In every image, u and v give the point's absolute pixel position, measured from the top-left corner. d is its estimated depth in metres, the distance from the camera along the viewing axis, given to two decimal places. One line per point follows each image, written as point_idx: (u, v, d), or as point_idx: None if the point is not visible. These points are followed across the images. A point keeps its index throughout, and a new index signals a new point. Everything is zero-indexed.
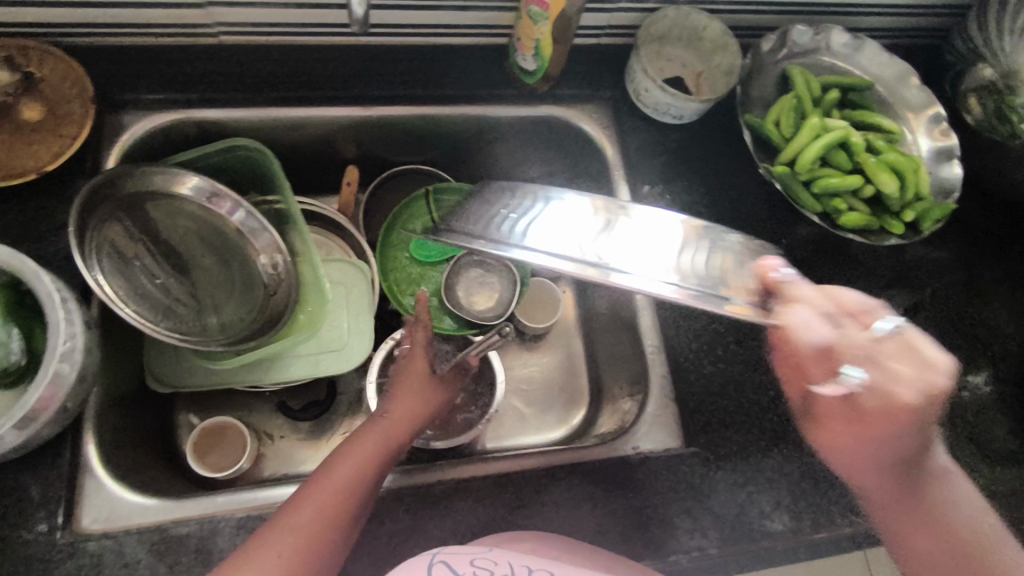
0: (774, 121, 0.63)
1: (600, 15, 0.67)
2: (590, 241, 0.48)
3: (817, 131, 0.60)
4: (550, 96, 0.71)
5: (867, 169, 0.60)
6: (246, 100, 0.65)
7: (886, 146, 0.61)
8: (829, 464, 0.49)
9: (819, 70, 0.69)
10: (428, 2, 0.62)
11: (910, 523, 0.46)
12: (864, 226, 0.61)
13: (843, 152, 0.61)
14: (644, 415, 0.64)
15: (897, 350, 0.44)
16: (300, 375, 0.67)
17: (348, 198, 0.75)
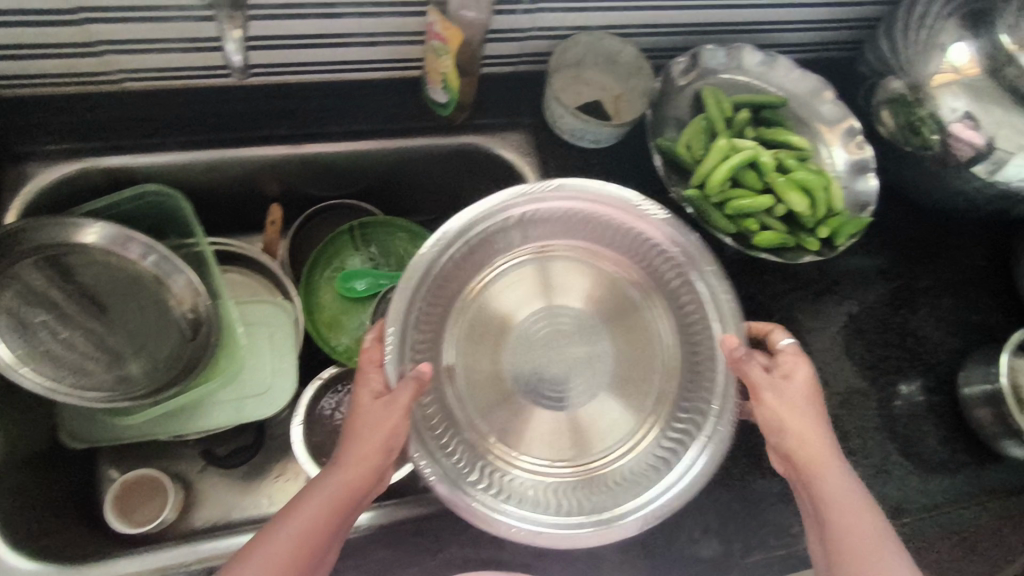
0: (685, 144, 0.63)
1: (511, 44, 0.67)
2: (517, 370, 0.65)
3: (725, 153, 0.60)
4: (468, 126, 0.70)
5: (777, 189, 0.60)
6: (159, 144, 0.65)
7: (798, 163, 0.61)
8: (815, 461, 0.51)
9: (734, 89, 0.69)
10: (331, 41, 0.61)
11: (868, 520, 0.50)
12: (779, 244, 0.62)
13: (753, 173, 0.61)
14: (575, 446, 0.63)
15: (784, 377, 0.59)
16: (223, 422, 0.66)
17: (272, 238, 0.74)
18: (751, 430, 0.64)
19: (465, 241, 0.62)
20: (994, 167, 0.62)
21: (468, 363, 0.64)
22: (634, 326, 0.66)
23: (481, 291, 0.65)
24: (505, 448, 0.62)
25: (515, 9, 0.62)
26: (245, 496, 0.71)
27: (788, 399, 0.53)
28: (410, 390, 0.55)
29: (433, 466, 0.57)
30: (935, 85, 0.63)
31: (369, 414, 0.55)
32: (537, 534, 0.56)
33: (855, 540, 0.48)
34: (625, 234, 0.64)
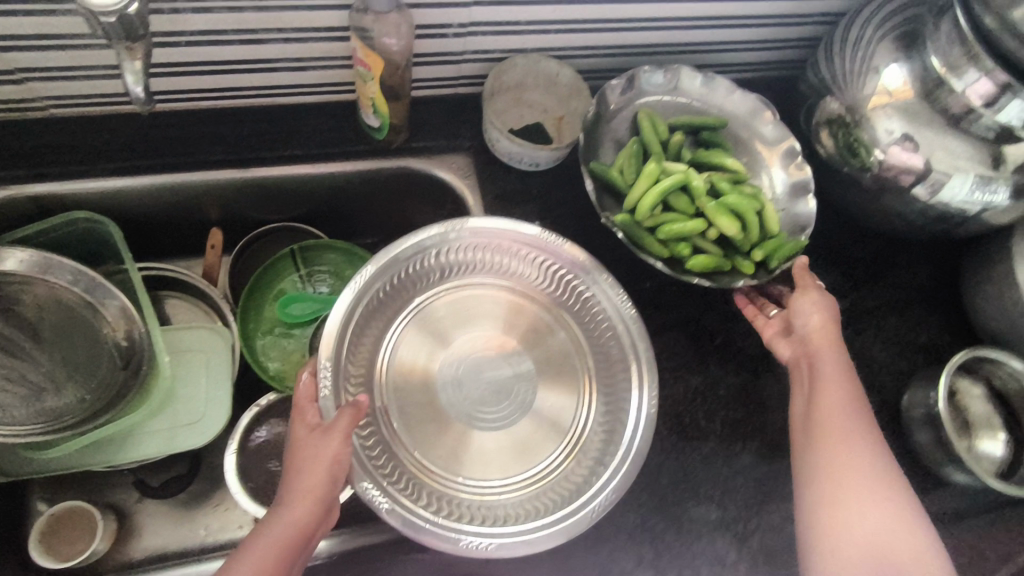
0: (618, 167, 0.63)
1: (447, 66, 0.67)
2: (452, 395, 0.65)
3: (655, 178, 0.60)
4: (406, 148, 0.69)
5: (708, 214, 0.60)
6: (89, 170, 0.63)
7: (729, 186, 0.61)
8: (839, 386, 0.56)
9: (675, 110, 0.69)
10: (261, 66, 0.62)
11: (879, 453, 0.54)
12: (714, 268, 0.61)
13: (684, 197, 0.61)
14: (516, 474, 0.63)
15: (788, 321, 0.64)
16: (153, 454, 0.64)
17: (212, 262, 0.73)
18: (687, 456, 0.64)
19: (393, 274, 0.63)
20: (933, 188, 0.61)
21: (401, 395, 0.64)
22: (552, 348, 0.68)
23: (410, 326, 0.66)
24: (444, 475, 0.62)
25: (445, 33, 0.62)
26: (180, 526, 0.70)
27: (816, 314, 0.60)
28: (348, 419, 0.55)
29: (378, 490, 0.57)
30: (872, 108, 0.62)
31: (309, 447, 0.54)
32: (487, 544, 0.57)
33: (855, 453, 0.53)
34: (533, 264, 0.67)
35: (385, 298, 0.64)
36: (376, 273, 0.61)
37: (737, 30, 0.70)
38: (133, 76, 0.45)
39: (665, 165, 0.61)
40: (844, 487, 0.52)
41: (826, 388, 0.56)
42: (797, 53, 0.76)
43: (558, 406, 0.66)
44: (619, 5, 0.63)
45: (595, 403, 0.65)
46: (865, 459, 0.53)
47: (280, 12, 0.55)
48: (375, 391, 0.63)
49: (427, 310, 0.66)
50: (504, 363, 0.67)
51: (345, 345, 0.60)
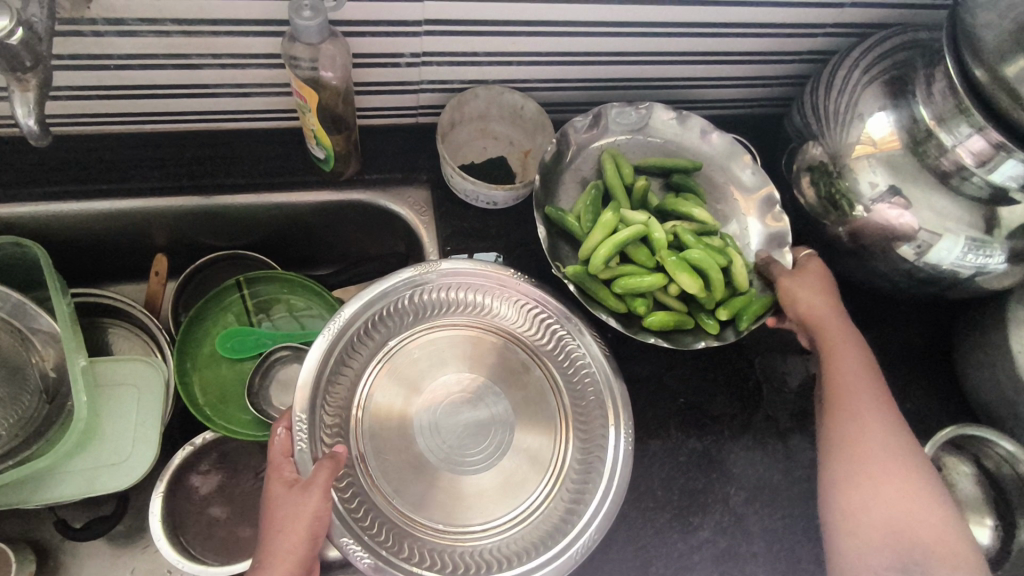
0: (575, 214, 0.58)
1: (402, 96, 0.63)
2: (432, 439, 0.59)
3: (612, 227, 0.56)
4: (358, 180, 0.65)
5: (668, 268, 0.55)
6: (15, 194, 0.60)
7: (694, 239, 0.57)
8: (845, 371, 0.55)
9: (647, 149, 0.64)
10: (200, 90, 0.58)
11: (890, 436, 0.53)
12: (675, 327, 0.56)
13: (643, 249, 0.57)
14: (493, 521, 0.58)
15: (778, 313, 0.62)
16: (71, 494, 0.60)
17: (157, 289, 0.70)
18: (644, 526, 0.58)
19: (368, 311, 0.58)
20: (920, 249, 0.56)
21: (376, 441, 0.59)
22: (529, 387, 0.62)
23: (381, 370, 0.61)
24: (425, 522, 0.57)
25: (396, 63, 0.58)
26: (109, 568, 0.66)
27: (809, 295, 0.58)
28: (326, 472, 0.51)
29: (359, 544, 0.53)
30: (855, 158, 0.57)
31: (287, 504, 0.50)
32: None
33: (868, 439, 0.53)
34: (509, 304, 0.62)
35: (361, 339, 0.59)
36: (352, 315, 0.57)
37: (715, 68, 0.65)
38: (23, 108, 0.41)
39: (624, 214, 0.57)
40: (866, 469, 0.52)
41: (839, 369, 0.56)
42: (784, 91, 0.71)
43: (531, 451, 0.60)
44: (585, 39, 0.59)
45: (572, 442, 0.60)
46: (876, 433, 0.53)
47: (213, 37, 0.52)
48: (352, 437, 0.58)
49: (404, 351, 0.62)
50: (479, 402, 0.61)
51: (317, 392, 0.55)
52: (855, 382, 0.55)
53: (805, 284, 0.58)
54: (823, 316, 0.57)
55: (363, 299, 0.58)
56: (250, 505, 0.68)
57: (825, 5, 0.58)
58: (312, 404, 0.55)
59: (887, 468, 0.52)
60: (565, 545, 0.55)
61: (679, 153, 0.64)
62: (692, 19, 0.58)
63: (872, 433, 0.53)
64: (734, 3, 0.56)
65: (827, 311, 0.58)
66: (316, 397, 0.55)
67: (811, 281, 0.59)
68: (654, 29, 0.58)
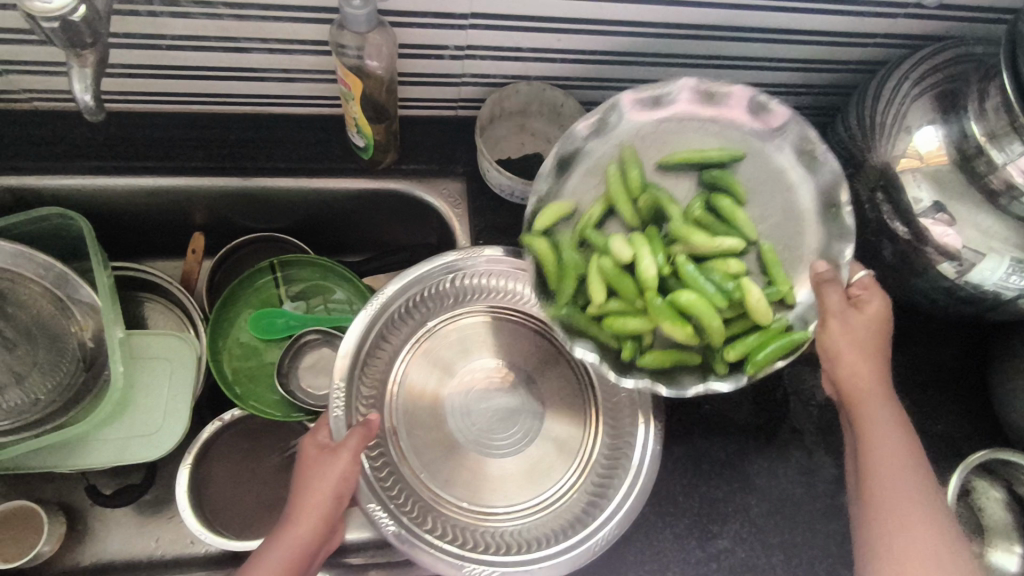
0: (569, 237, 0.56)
1: (445, 88, 0.63)
2: (460, 422, 0.60)
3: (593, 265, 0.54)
4: (395, 170, 0.66)
5: (653, 313, 0.53)
6: (63, 167, 0.61)
7: (692, 276, 0.53)
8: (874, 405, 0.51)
9: (676, 137, 0.57)
10: (247, 74, 0.59)
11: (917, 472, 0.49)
12: (671, 367, 0.54)
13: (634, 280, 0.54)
14: (518, 505, 0.58)
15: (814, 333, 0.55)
16: (102, 461, 0.62)
17: (193, 267, 0.72)
18: (662, 530, 0.58)
19: (410, 291, 0.59)
20: (962, 268, 0.54)
21: (409, 416, 0.60)
22: (561, 378, 0.63)
23: (418, 351, 0.61)
24: (448, 500, 0.58)
25: (440, 55, 0.58)
26: (133, 536, 0.68)
27: (855, 341, 0.51)
28: (357, 439, 0.52)
29: (384, 511, 0.54)
30: (900, 170, 0.55)
31: (317, 464, 0.52)
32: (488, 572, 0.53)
33: (897, 476, 0.49)
34: None
35: (401, 318, 0.60)
36: (395, 293, 0.58)
37: (761, 73, 0.64)
38: (80, 83, 0.42)
39: (609, 243, 0.54)
40: (894, 538, 0.48)
41: (871, 433, 0.51)
42: (829, 101, 0.69)
43: (557, 444, 0.61)
44: (630, 38, 0.58)
45: (597, 440, 0.60)
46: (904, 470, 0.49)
47: (263, 22, 0.53)
48: (385, 410, 0.59)
49: (443, 332, 0.62)
50: (512, 388, 0.62)
51: (353, 368, 0.56)
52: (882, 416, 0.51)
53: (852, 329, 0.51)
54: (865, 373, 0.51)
55: (405, 278, 0.59)
56: (276, 481, 0.69)
57: (877, 13, 0.57)
58: (347, 378, 0.56)
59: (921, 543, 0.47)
60: (587, 532, 0.55)
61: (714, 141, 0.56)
62: (740, 22, 0.57)
63: (902, 471, 0.49)
64: (783, 8, 0.56)
65: (868, 364, 0.51)
66: (350, 373, 0.56)
67: (863, 325, 0.52)
68: (702, 30, 0.58)
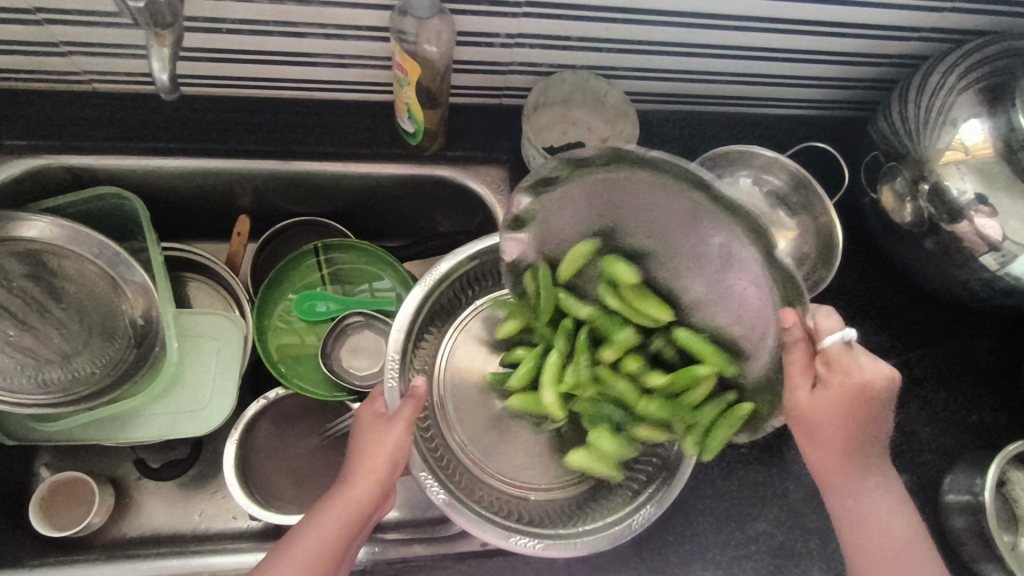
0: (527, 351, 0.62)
1: (493, 76, 0.64)
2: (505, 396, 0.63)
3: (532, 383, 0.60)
4: (440, 156, 0.67)
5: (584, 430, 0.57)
6: (121, 147, 0.63)
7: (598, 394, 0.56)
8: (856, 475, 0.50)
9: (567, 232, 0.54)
10: (301, 59, 0.60)
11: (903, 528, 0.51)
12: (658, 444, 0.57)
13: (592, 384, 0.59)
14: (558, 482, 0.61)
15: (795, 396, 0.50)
16: (154, 435, 0.64)
17: (239, 249, 0.73)
18: (699, 512, 0.60)
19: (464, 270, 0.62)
20: (1004, 259, 0.55)
21: (456, 389, 0.63)
22: None
23: (468, 327, 0.65)
24: (492, 474, 0.60)
25: (490, 43, 0.60)
26: (178, 509, 0.70)
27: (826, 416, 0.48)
28: (410, 408, 0.55)
29: (435, 479, 0.56)
30: (944, 163, 0.56)
31: (373, 432, 0.55)
32: (535, 543, 0.55)
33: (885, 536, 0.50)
34: None
35: (451, 297, 0.63)
36: (448, 270, 0.61)
37: (804, 65, 0.65)
38: (159, 62, 0.44)
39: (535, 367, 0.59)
40: None
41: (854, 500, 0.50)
42: (867, 95, 0.70)
43: None
44: (678, 29, 0.59)
45: None
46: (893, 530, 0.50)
47: (323, 7, 0.54)
48: (434, 380, 0.62)
49: (491, 311, 0.65)
50: None
51: (405, 344, 0.59)
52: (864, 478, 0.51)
53: (823, 406, 0.47)
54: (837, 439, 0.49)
55: (459, 257, 0.61)
56: (318, 459, 0.70)
57: (920, 7, 0.58)
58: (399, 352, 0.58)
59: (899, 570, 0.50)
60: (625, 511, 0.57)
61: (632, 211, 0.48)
62: (787, 15, 0.58)
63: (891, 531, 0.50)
64: (829, 1, 0.56)
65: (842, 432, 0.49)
66: (401, 349, 0.59)
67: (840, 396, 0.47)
68: (747, 22, 0.59)
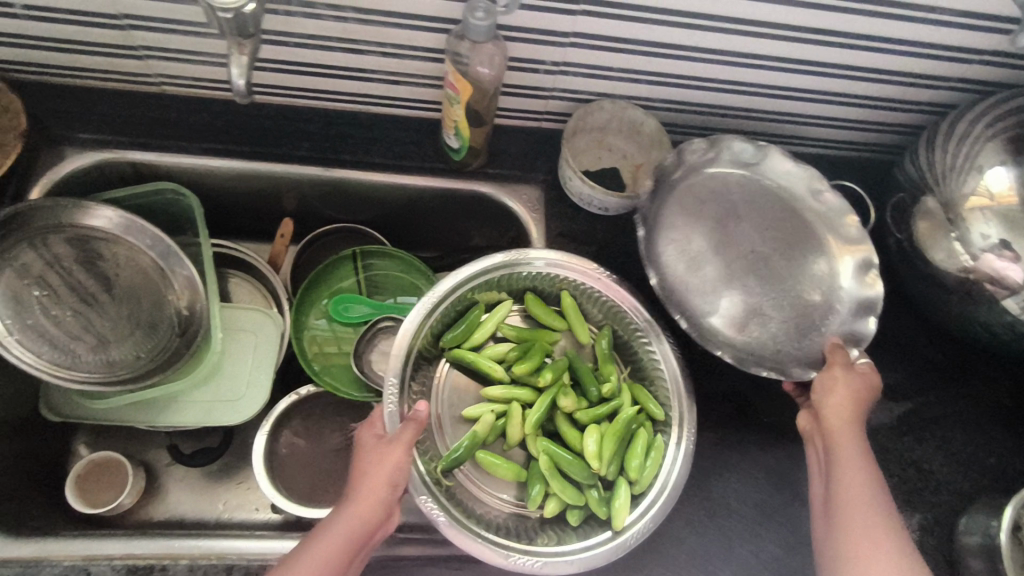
0: (490, 405, 0.64)
1: (535, 101, 0.68)
2: None
3: (488, 429, 0.62)
4: (480, 173, 0.71)
5: (535, 475, 0.61)
6: (183, 147, 0.68)
7: (542, 445, 0.61)
8: (849, 444, 0.55)
9: (690, 203, 0.66)
10: (357, 74, 0.64)
11: (877, 496, 0.52)
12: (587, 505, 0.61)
13: (562, 437, 0.64)
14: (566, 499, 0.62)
15: (829, 386, 0.57)
16: (191, 421, 0.67)
17: (279, 250, 0.76)
18: (713, 533, 0.61)
19: (463, 293, 0.64)
20: None
21: (453, 405, 0.67)
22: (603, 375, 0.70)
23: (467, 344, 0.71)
24: (489, 492, 0.64)
25: (535, 68, 0.63)
26: (203, 496, 0.72)
27: (843, 392, 0.57)
28: (411, 432, 0.56)
29: (436, 503, 0.57)
30: (969, 208, 0.59)
31: (372, 453, 0.56)
32: (534, 562, 0.56)
33: (855, 500, 0.52)
34: (599, 305, 0.67)
35: (452, 316, 0.65)
36: (445, 294, 0.63)
37: (833, 108, 0.68)
38: (237, 69, 0.48)
39: (491, 416, 0.63)
40: (856, 551, 0.50)
41: (841, 462, 0.54)
42: (897, 139, 0.72)
43: None
44: (716, 67, 0.62)
45: None
46: (865, 494, 0.52)
47: (383, 27, 0.58)
48: (433, 399, 0.67)
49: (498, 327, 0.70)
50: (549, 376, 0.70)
51: (404, 368, 0.61)
52: (857, 449, 0.54)
53: (834, 397, 0.56)
54: (845, 414, 0.56)
55: (459, 279, 0.64)
56: (342, 459, 0.72)
57: (951, 57, 0.60)
58: (400, 374, 0.61)
59: (860, 522, 0.51)
60: (620, 530, 0.58)
61: (776, 221, 0.66)
62: (820, 59, 0.61)
63: (863, 493, 0.52)
64: (861, 47, 0.59)
65: (852, 408, 0.56)
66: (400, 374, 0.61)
67: (857, 381, 0.57)
68: (782, 63, 0.62)
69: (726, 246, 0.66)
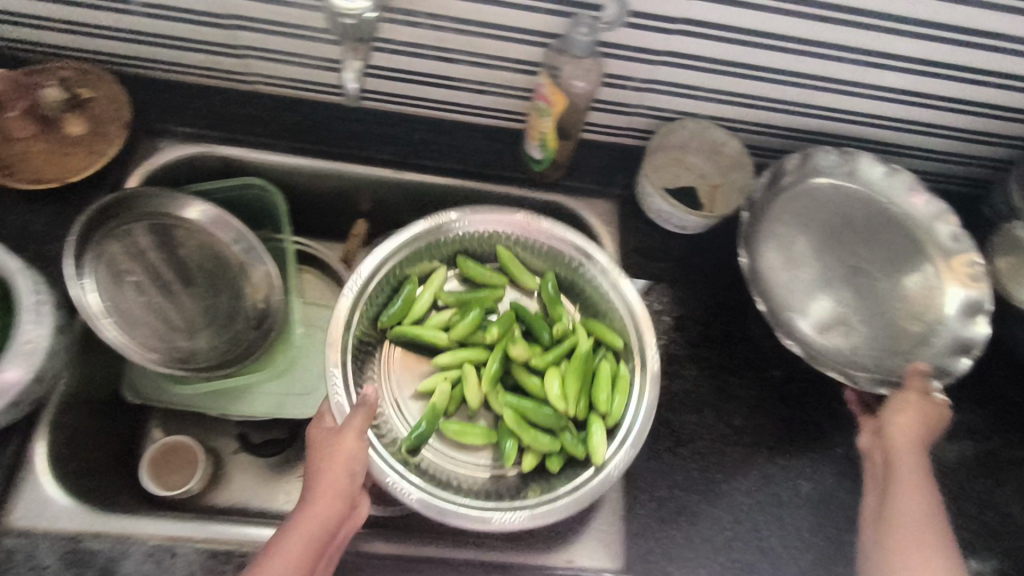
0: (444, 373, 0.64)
1: (619, 117, 0.68)
2: None
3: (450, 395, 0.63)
4: (558, 186, 0.71)
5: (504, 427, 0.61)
6: (271, 144, 0.70)
7: (506, 396, 0.62)
8: (913, 463, 0.54)
9: (807, 203, 0.68)
10: (447, 82, 0.66)
11: (934, 515, 0.51)
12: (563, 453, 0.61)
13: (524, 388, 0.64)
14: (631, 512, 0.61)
15: (903, 407, 0.57)
16: (263, 412, 0.68)
17: (352, 250, 0.76)
18: (783, 563, 0.60)
19: (392, 265, 0.63)
20: None
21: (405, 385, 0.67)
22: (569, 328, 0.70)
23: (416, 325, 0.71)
24: (465, 460, 0.64)
25: (625, 85, 0.63)
26: (267, 486, 0.73)
27: (913, 413, 0.56)
28: (361, 418, 0.54)
29: (404, 480, 0.56)
30: None
31: (321, 448, 0.53)
32: (516, 516, 0.55)
33: (909, 512, 0.51)
34: (537, 252, 0.67)
35: (383, 288, 0.64)
36: (369, 272, 0.61)
37: (920, 138, 0.67)
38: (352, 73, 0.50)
39: (448, 381, 0.64)
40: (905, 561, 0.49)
41: (903, 477, 0.53)
42: (983, 172, 0.71)
43: None
44: (807, 91, 0.62)
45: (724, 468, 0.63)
46: (922, 509, 0.51)
47: (482, 37, 0.59)
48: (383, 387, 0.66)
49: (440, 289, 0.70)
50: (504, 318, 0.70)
51: (341, 338, 0.59)
52: (920, 469, 0.53)
53: (904, 417, 0.56)
54: (913, 434, 0.55)
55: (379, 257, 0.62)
56: None
57: None
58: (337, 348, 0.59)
59: (912, 534, 0.50)
60: (601, 465, 0.58)
61: (888, 242, 0.67)
62: (915, 88, 0.60)
63: (919, 508, 0.51)
64: (958, 78, 0.59)
65: (919, 431, 0.55)
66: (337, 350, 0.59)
67: (930, 408, 0.57)
68: (874, 90, 0.61)
69: (836, 259, 0.67)
